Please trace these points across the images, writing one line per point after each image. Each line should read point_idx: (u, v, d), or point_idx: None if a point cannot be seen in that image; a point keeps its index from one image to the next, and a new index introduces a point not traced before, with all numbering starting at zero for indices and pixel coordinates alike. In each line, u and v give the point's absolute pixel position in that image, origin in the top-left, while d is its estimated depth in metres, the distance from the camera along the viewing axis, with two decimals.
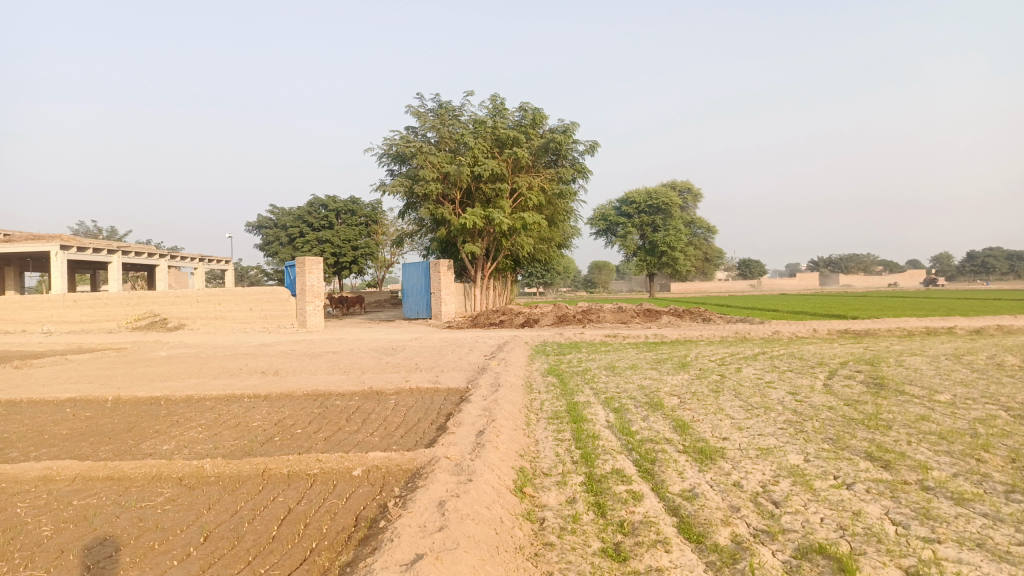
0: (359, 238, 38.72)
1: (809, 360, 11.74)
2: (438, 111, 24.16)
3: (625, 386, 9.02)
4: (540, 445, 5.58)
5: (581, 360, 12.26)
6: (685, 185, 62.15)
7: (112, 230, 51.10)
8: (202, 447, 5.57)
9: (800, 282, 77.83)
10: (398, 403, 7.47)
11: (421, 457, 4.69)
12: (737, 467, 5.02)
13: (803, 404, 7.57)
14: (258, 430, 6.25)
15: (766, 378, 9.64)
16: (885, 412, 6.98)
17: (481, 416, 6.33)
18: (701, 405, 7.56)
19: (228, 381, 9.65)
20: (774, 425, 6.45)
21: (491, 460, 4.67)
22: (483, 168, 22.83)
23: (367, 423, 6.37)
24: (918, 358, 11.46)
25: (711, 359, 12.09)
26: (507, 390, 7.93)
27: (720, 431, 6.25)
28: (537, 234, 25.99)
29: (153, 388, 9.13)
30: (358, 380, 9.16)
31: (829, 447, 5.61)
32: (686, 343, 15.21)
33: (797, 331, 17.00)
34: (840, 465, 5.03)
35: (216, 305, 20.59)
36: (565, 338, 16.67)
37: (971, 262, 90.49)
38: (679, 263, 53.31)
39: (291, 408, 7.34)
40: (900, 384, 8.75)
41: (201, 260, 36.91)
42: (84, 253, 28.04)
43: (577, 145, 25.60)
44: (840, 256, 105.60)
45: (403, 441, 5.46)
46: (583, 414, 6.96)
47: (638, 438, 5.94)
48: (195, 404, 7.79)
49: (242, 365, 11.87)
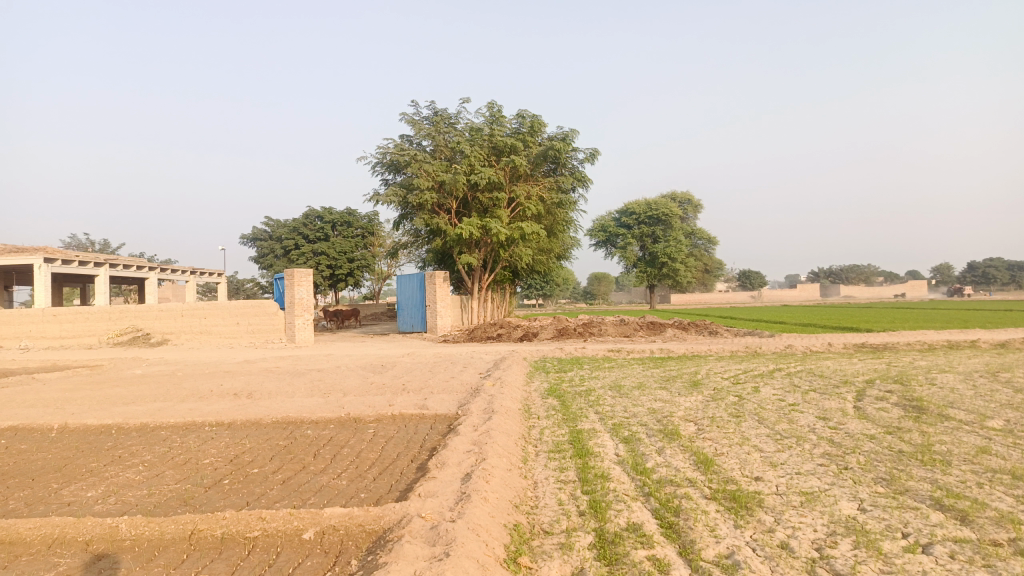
0: (355, 250, 37.84)
1: (832, 378, 10.77)
2: (433, 119, 23.32)
3: (633, 410, 8.07)
4: (539, 491, 4.66)
5: (584, 378, 11.35)
6: (686, 197, 61.82)
7: (105, 243, 50.20)
8: (133, 494, 4.64)
9: (801, 294, 77.05)
10: (377, 434, 6.54)
11: (391, 514, 3.76)
12: (782, 521, 4.09)
13: (838, 433, 6.63)
14: (208, 469, 5.33)
15: (788, 400, 8.71)
16: (937, 443, 6.04)
17: (468, 452, 5.38)
18: (721, 434, 6.63)
19: (195, 405, 8.73)
20: (813, 461, 5.52)
21: (477, 519, 3.72)
22: (479, 176, 21.95)
23: (336, 461, 5.45)
24: (950, 376, 10.49)
25: (724, 377, 11.13)
26: (501, 418, 6.97)
27: (751, 468, 5.32)
28: (536, 244, 25.13)
29: (110, 414, 8.18)
30: (337, 404, 8.24)
31: (884, 491, 4.68)
32: (694, 359, 14.26)
33: (811, 345, 16.05)
34: (906, 519, 4.09)
35: (201, 319, 19.67)
36: (566, 353, 15.72)
37: (972, 272, 89.36)
38: (680, 274, 52.29)
39: (254, 439, 6.39)
40: (943, 407, 7.77)
41: (192, 274, 35.93)
42: (69, 266, 27.12)
43: (576, 153, 24.75)
44: (840, 267, 104.86)
45: (373, 488, 4.54)
46: (589, 446, 6.03)
47: (655, 479, 5.00)
48: (147, 435, 6.85)
49: (218, 386, 10.91)
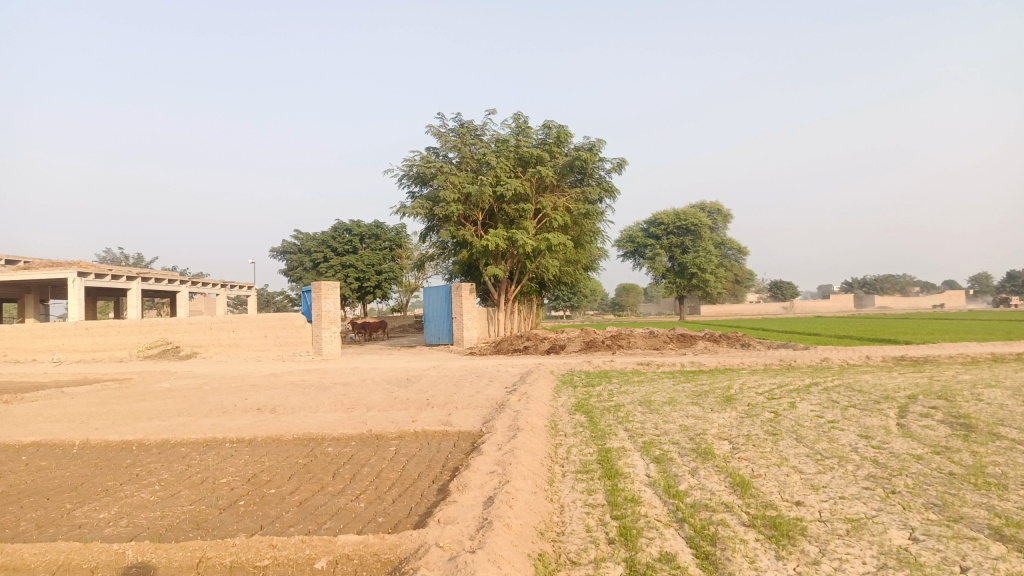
0: (383, 262, 37.93)
1: (871, 393, 10.34)
2: (459, 131, 23.29)
3: (664, 427, 7.78)
4: (566, 516, 4.42)
5: (612, 392, 11.07)
6: (715, 207, 61.15)
7: (138, 257, 50.99)
8: (145, 516, 4.50)
9: (834, 305, 75.61)
10: (399, 452, 6.35)
11: (408, 542, 3.55)
12: (827, 551, 3.80)
13: (883, 453, 6.27)
14: (225, 489, 5.19)
15: (827, 417, 8.35)
16: (990, 465, 5.66)
17: (491, 474, 5.16)
18: (758, 453, 6.32)
19: (217, 420, 8.63)
20: (857, 484, 5.20)
21: (500, 549, 3.49)
22: (506, 187, 21.83)
23: (356, 481, 5.27)
24: (997, 391, 10.00)
25: (758, 392, 10.77)
26: (527, 435, 6.74)
27: (791, 492, 5.02)
28: (563, 256, 24.90)
29: (132, 429, 8.11)
30: (360, 420, 8.10)
31: (937, 518, 4.35)
32: (726, 373, 13.88)
33: (848, 358, 15.55)
34: (964, 550, 3.77)
35: (230, 332, 19.74)
36: (594, 366, 15.43)
37: (1012, 281, 86.91)
38: (710, 285, 51.53)
39: (273, 457, 6.24)
40: (993, 425, 7.35)
41: (222, 287, 36.27)
42: (102, 280, 27.50)
43: (603, 163, 24.53)
44: (874, 278, 102.82)
45: (392, 511, 4.34)
46: (618, 466, 5.78)
47: (688, 503, 4.74)
48: (166, 452, 6.74)
49: (242, 400, 10.84)
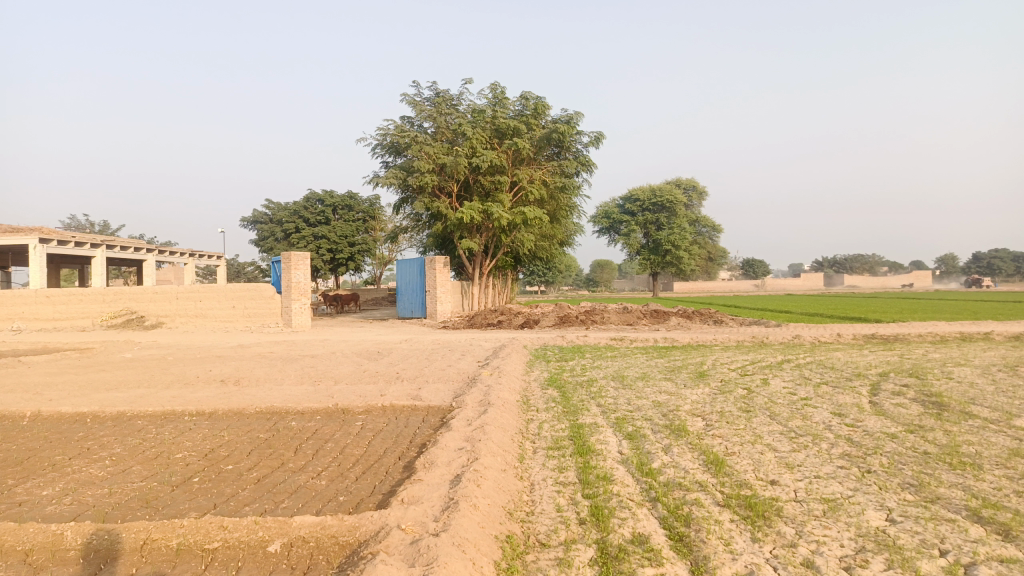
0: (356, 234, 37.40)
1: (844, 370, 10.35)
2: (435, 100, 22.82)
3: (637, 403, 7.66)
4: (535, 495, 4.27)
5: (585, 367, 10.95)
6: (690, 183, 61.20)
7: (104, 224, 49.67)
8: (91, 493, 4.26)
9: (804, 283, 76.52)
10: (365, 427, 6.14)
11: (368, 524, 3.36)
12: (804, 533, 3.69)
13: (856, 431, 6.21)
14: (180, 464, 4.95)
15: (800, 394, 8.29)
16: (964, 444, 5.61)
17: (460, 451, 4.98)
18: (732, 430, 6.22)
19: (178, 392, 8.35)
20: (832, 463, 5.11)
21: (465, 531, 3.32)
22: (481, 159, 21.47)
23: (318, 457, 5.06)
24: (967, 370, 10.06)
25: (731, 369, 10.71)
26: (498, 410, 6.57)
27: (766, 470, 4.92)
28: (538, 230, 24.67)
29: (88, 401, 7.80)
30: (327, 393, 7.87)
31: (914, 499, 4.27)
32: (699, 349, 13.85)
33: (819, 336, 15.62)
34: (942, 533, 3.68)
35: (197, 302, 19.28)
36: (568, 341, 15.31)
37: (977, 263, 88.56)
38: (684, 262, 51.76)
39: (233, 432, 5.99)
40: (965, 404, 7.35)
41: (191, 256, 35.49)
42: (65, 247, 26.69)
43: (581, 136, 24.25)
44: (844, 257, 104.20)
45: (354, 490, 4.14)
46: (590, 443, 5.63)
47: (662, 482, 4.61)
48: (121, 425, 6.46)
49: (205, 372, 10.53)
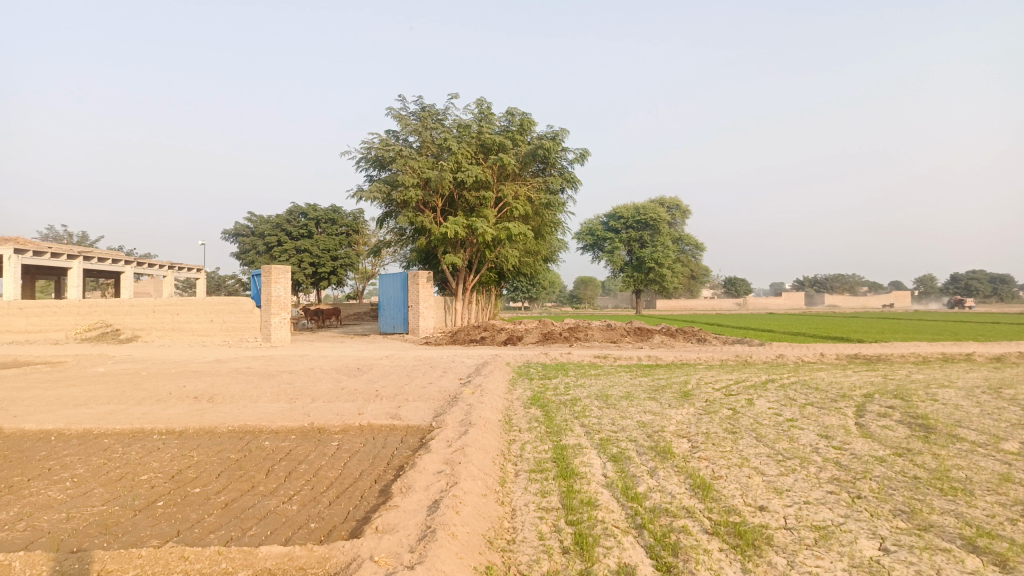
0: (339, 248, 37.10)
1: (828, 390, 10.28)
2: (420, 114, 22.70)
3: (622, 423, 7.51)
4: (517, 522, 4.09)
5: (568, 386, 10.80)
6: (674, 202, 61.58)
7: (82, 235, 48.98)
8: (47, 518, 4.02)
9: (786, 302, 77.08)
10: (341, 447, 5.93)
11: (339, 556, 3.17)
12: (796, 564, 3.54)
13: (844, 454, 6.09)
14: (145, 487, 4.72)
15: (786, 415, 8.19)
16: (954, 469, 5.51)
17: (438, 474, 4.80)
18: (718, 453, 6.08)
19: (149, 408, 8.08)
20: (822, 488, 4.98)
21: (442, 563, 3.14)
22: (466, 174, 21.37)
23: (291, 480, 4.85)
24: (951, 391, 10.02)
25: (716, 388, 10.60)
26: (479, 431, 6.40)
27: (754, 496, 4.77)
28: (522, 246, 24.56)
29: (54, 417, 7.51)
30: (303, 411, 7.64)
31: (906, 527, 4.14)
32: (683, 367, 13.73)
33: (803, 355, 15.57)
34: (939, 564, 3.56)
35: (174, 315, 18.91)
36: (551, 358, 15.13)
37: (955, 284, 89.67)
38: (667, 280, 51.90)
39: (203, 452, 5.76)
40: (952, 426, 7.27)
41: (170, 269, 35.00)
42: (40, 258, 26.17)
43: (566, 153, 24.23)
44: (825, 277, 105.12)
45: (327, 516, 3.95)
46: (574, 466, 5.46)
47: (648, 508, 4.45)
48: (87, 444, 6.21)
49: (179, 387, 10.24)
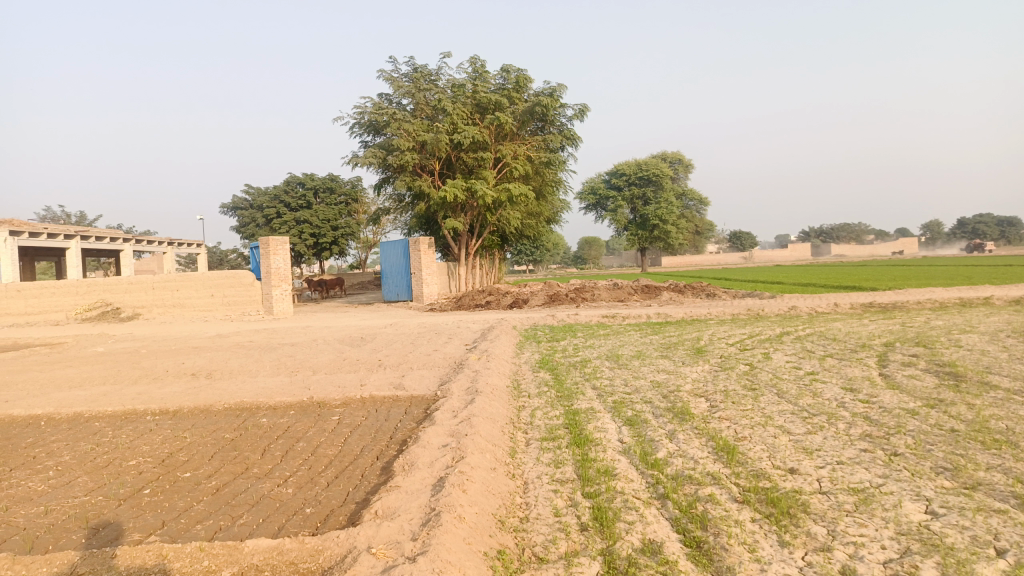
0: (339, 217, 36.62)
1: (846, 341, 9.91)
2: (413, 76, 22.03)
3: (635, 384, 7.17)
4: (529, 498, 3.77)
5: (577, 347, 10.47)
6: (676, 156, 60.58)
7: (81, 216, 48.59)
8: (23, 513, 3.72)
9: (791, 254, 76.56)
10: (342, 422, 5.64)
11: (333, 547, 2.87)
12: (838, 534, 3.22)
13: (873, 408, 5.76)
14: (132, 473, 4.43)
15: (805, 368, 7.86)
16: (992, 419, 5.17)
17: (443, 449, 4.48)
18: (739, 412, 5.75)
19: (143, 388, 7.79)
20: (855, 446, 4.64)
21: (448, 550, 2.83)
22: (463, 135, 20.80)
23: (287, 459, 4.55)
24: (975, 336, 9.64)
25: (729, 343, 10.26)
26: (486, 399, 6.09)
27: (783, 457, 4.44)
28: (524, 207, 24.10)
29: (45, 402, 7.21)
30: (303, 385, 7.34)
31: (952, 486, 3.82)
32: (694, 324, 13.38)
33: (816, 306, 15.18)
34: (996, 528, 3.22)
35: (174, 292, 18.60)
36: (558, 320, 14.79)
37: (961, 229, 88.80)
38: (672, 236, 51.32)
39: (196, 433, 5.46)
40: (982, 373, 6.93)
41: (170, 245, 34.61)
42: (36, 239, 25.73)
43: (565, 109, 23.60)
44: (830, 227, 104.24)
45: (323, 500, 3.63)
46: (588, 432, 5.14)
47: (670, 475, 4.14)
48: (75, 428, 5.91)
49: (178, 365, 9.94)
